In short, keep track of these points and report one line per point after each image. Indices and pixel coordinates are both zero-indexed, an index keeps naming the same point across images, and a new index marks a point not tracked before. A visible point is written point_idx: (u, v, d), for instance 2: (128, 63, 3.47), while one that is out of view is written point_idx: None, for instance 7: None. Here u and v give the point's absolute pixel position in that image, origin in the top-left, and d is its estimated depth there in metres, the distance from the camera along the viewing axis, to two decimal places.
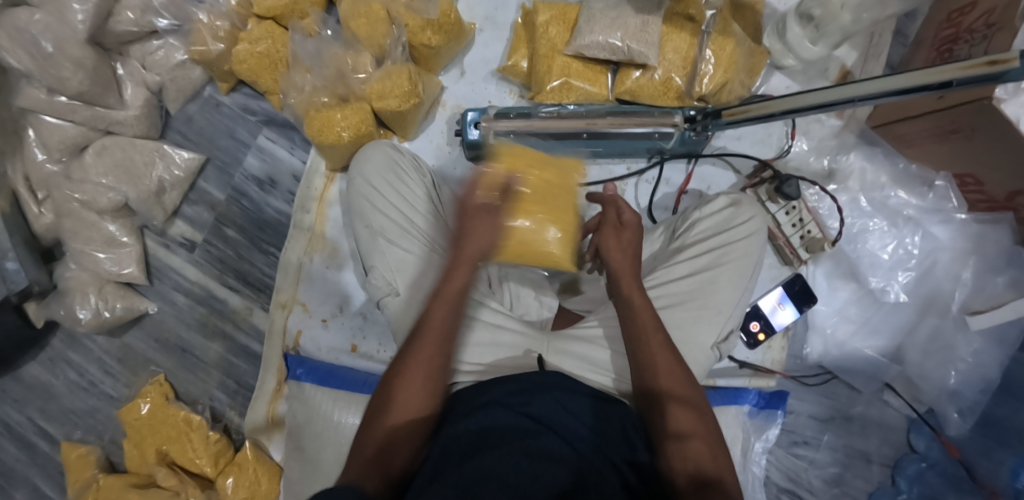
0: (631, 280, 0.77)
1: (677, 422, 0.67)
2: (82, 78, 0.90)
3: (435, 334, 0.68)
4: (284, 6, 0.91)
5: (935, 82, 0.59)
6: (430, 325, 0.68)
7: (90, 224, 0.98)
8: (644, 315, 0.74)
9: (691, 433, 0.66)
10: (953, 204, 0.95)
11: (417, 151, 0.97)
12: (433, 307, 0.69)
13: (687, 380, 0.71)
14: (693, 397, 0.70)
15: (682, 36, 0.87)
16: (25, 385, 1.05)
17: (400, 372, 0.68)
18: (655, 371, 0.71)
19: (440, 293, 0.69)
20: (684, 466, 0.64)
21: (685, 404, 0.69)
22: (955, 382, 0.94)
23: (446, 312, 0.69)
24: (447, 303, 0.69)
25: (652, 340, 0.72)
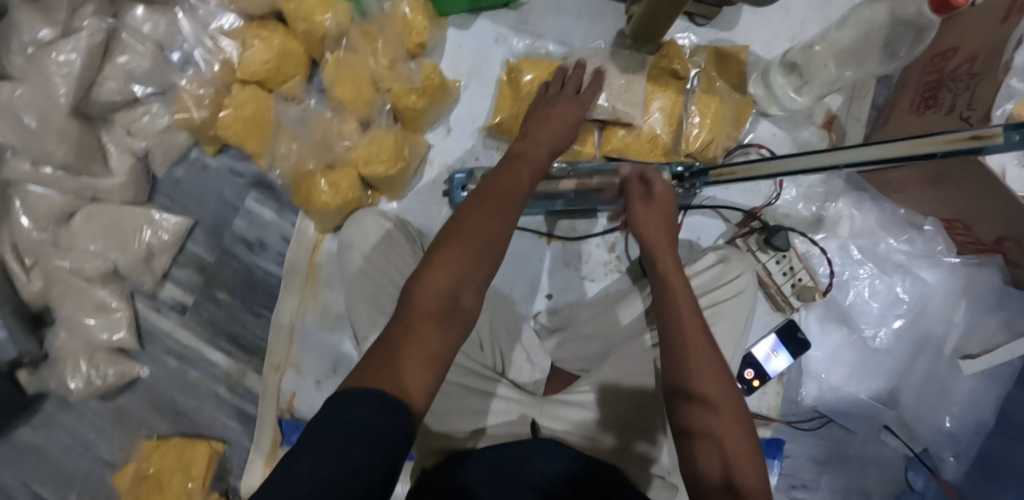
0: (666, 255, 0.73)
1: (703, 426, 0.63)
2: (67, 151, 0.90)
3: (507, 198, 0.62)
4: (268, 70, 0.91)
5: (918, 153, 0.58)
6: (512, 189, 0.63)
7: (79, 291, 0.97)
8: (678, 292, 0.71)
9: (720, 437, 0.62)
10: (941, 247, 0.95)
11: (404, 211, 0.97)
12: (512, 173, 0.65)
13: (716, 373, 0.65)
14: (728, 396, 0.64)
15: (667, 92, 0.90)
16: (16, 450, 1.03)
17: (475, 202, 0.61)
18: (684, 356, 0.66)
19: (536, 152, 0.70)
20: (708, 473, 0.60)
21: (709, 407, 0.63)
22: (949, 424, 0.95)
23: (509, 202, 0.62)
24: (513, 191, 0.63)
25: (687, 323, 0.68)
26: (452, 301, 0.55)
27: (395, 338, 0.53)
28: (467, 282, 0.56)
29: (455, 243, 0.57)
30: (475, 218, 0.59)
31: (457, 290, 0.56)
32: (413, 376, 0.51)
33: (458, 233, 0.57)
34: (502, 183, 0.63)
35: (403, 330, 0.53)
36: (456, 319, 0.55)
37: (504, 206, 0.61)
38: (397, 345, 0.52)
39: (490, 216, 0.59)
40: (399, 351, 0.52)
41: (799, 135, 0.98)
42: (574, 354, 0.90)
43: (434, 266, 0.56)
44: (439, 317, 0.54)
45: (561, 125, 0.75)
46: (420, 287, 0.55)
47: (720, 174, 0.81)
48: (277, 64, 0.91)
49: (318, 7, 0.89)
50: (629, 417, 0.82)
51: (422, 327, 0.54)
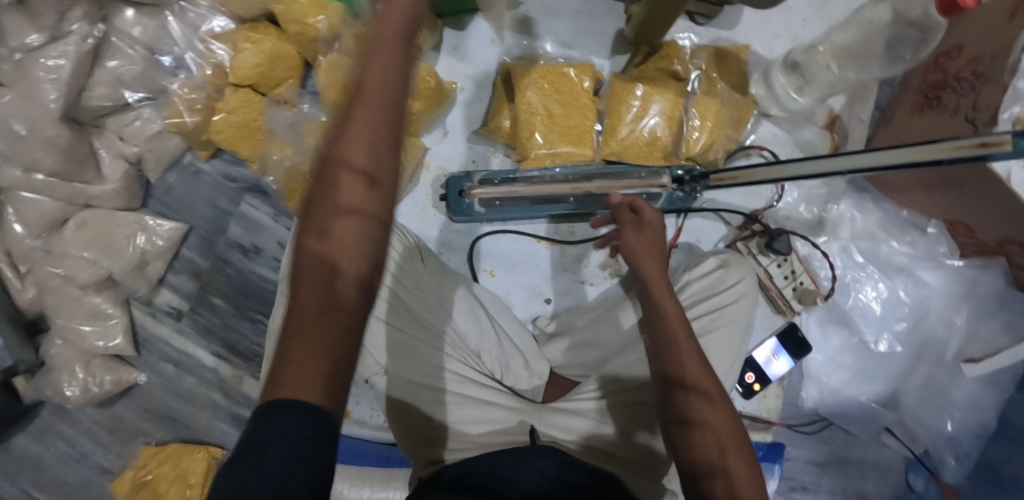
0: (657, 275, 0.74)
1: (700, 418, 0.64)
2: (56, 157, 0.88)
3: (369, 122, 0.48)
4: (258, 73, 0.90)
5: (923, 160, 0.56)
6: (377, 112, 0.49)
7: (73, 299, 0.96)
8: (672, 319, 0.70)
9: (712, 431, 0.63)
10: (943, 250, 0.94)
11: (400, 216, 0.96)
12: (373, 77, 0.50)
13: (706, 370, 0.67)
14: (720, 395, 0.66)
15: (666, 95, 0.87)
16: (14, 458, 1.03)
17: (339, 137, 0.48)
18: (675, 358, 0.68)
19: (388, 24, 0.51)
20: (704, 467, 0.62)
21: (704, 396, 0.65)
22: (950, 428, 0.95)
23: (391, 75, 0.50)
24: (381, 89, 0.49)
25: (677, 331, 0.69)
26: (335, 290, 0.46)
27: (287, 343, 0.45)
28: (352, 254, 0.47)
29: (321, 210, 0.48)
30: (341, 177, 0.47)
31: (336, 274, 0.46)
32: (314, 389, 0.43)
33: (319, 207, 0.48)
34: (353, 106, 0.49)
35: (295, 332, 0.45)
36: (344, 308, 0.46)
37: (372, 128, 0.48)
38: (294, 351, 0.44)
39: (360, 161, 0.48)
40: (293, 359, 0.43)
41: (800, 136, 0.97)
42: (572, 361, 0.90)
43: (309, 248, 0.47)
44: (327, 309, 0.45)
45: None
46: (300, 283, 0.46)
47: (720, 179, 0.79)
48: (268, 67, 0.91)
49: (308, 9, 0.88)
50: (624, 424, 0.80)
51: (309, 325, 0.45)
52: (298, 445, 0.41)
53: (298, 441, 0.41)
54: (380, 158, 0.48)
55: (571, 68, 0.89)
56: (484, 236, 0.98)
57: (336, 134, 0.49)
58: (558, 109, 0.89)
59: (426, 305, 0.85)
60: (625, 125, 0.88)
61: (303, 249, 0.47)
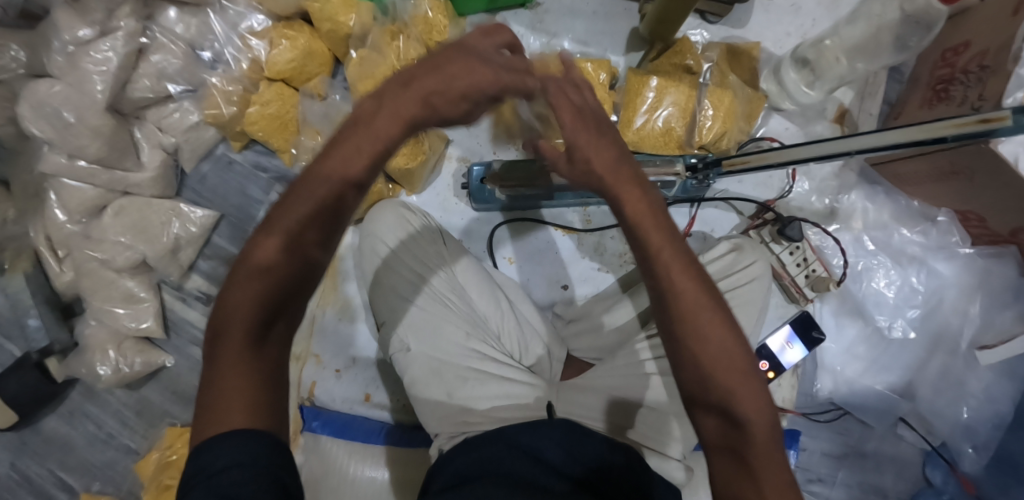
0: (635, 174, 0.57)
1: (715, 362, 0.54)
2: (100, 145, 0.93)
3: (315, 193, 0.50)
4: (293, 69, 0.96)
5: (933, 137, 0.60)
6: (323, 183, 0.50)
7: (108, 282, 1.00)
8: (673, 274, 0.55)
9: (728, 379, 0.54)
10: (956, 239, 0.95)
11: (423, 205, 1.00)
12: (326, 151, 0.50)
13: (731, 368, 0.54)
14: (729, 331, 0.55)
15: (681, 88, 0.90)
16: (43, 439, 1.07)
17: (304, 186, 0.50)
18: (687, 361, 0.55)
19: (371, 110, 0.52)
20: (711, 419, 0.55)
21: (721, 411, 0.55)
22: (967, 416, 0.94)
23: (367, 147, 0.51)
24: (336, 159, 0.50)
25: (686, 322, 0.55)
26: (262, 334, 0.49)
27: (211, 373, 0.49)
28: (276, 272, 0.49)
29: (270, 238, 0.49)
30: (276, 236, 0.49)
31: (259, 316, 0.49)
32: (241, 407, 0.47)
33: (265, 236, 0.50)
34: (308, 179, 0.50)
35: (218, 366, 0.48)
36: (266, 347, 0.49)
37: (318, 198, 0.50)
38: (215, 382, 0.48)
39: (297, 226, 0.50)
40: (216, 386, 0.48)
41: (811, 130, 0.99)
42: (589, 345, 0.92)
43: (247, 275, 0.49)
44: (251, 343, 0.49)
45: (428, 67, 0.53)
46: (223, 323, 0.49)
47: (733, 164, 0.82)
48: (301, 63, 0.96)
49: (341, 8, 0.93)
50: (642, 399, 0.83)
51: (234, 357, 0.48)
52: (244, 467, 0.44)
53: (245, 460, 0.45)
54: (319, 227, 0.50)
55: (589, 63, 0.94)
56: (502, 225, 1.01)
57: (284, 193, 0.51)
58: None
59: (449, 285, 0.89)
60: (645, 113, 0.91)
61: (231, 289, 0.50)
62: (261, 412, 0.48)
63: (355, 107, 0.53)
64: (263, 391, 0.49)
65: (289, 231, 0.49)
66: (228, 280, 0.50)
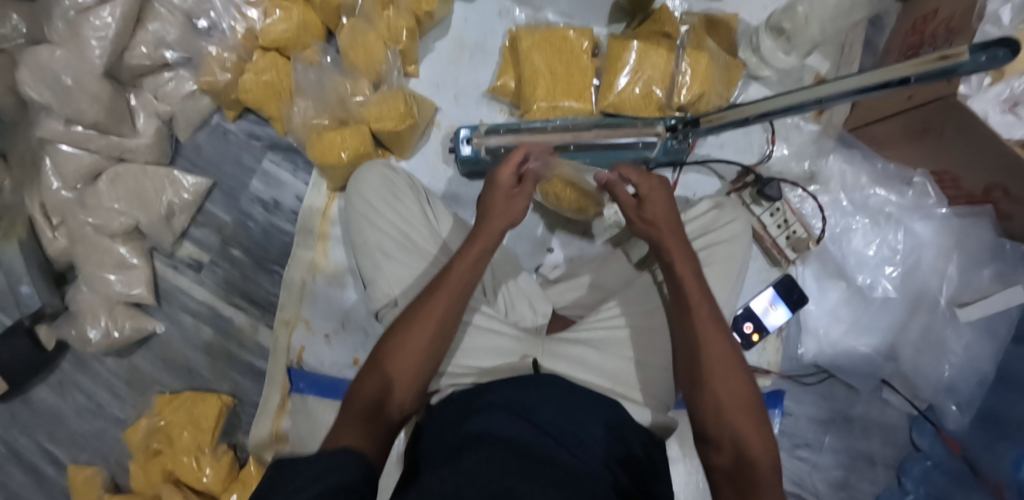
0: (676, 250, 0.75)
1: (724, 394, 0.66)
2: (98, 110, 0.95)
3: (436, 312, 0.71)
4: (287, 38, 0.99)
5: (893, 79, 0.59)
6: (442, 301, 0.72)
7: (101, 248, 1.01)
8: (710, 333, 0.69)
9: (732, 413, 0.66)
10: (932, 200, 0.97)
11: (412, 170, 1.03)
12: (448, 281, 0.73)
13: (739, 397, 0.66)
14: (737, 373, 0.68)
15: (659, 53, 0.92)
16: (33, 409, 1.07)
17: (428, 301, 0.72)
18: (705, 392, 0.67)
19: (469, 250, 0.76)
20: (716, 442, 0.65)
21: (724, 440, 0.65)
22: (948, 375, 0.95)
23: (462, 278, 0.74)
24: (453, 289, 0.73)
25: (711, 361, 0.68)
26: (379, 409, 0.66)
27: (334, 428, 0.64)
28: (403, 360, 0.69)
29: (402, 334, 0.70)
30: (408, 343, 0.70)
31: (384, 397, 0.67)
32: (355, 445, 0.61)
33: (396, 337, 0.70)
34: (432, 298, 0.72)
35: (342, 423, 0.64)
36: (383, 419, 0.65)
37: (441, 315, 0.71)
38: (336, 435, 0.63)
39: (427, 337, 0.70)
40: (336, 435, 0.63)
41: None
42: (574, 302, 0.94)
43: (376, 363, 0.69)
44: (368, 414, 0.65)
45: (504, 218, 0.78)
46: (353, 399, 0.67)
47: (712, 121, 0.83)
48: (296, 34, 0.99)
49: None
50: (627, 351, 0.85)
51: (356, 421, 0.64)
52: (351, 469, 0.53)
53: (349, 465, 0.54)
54: (436, 341, 0.71)
55: (571, 31, 0.96)
56: None
57: (407, 311, 0.72)
58: (560, 68, 0.96)
59: (436, 246, 0.89)
60: (631, 75, 0.93)
61: (363, 376, 0.69)
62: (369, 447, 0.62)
63: (463, 247, 0.76)
64: (370, 444, 0.62)
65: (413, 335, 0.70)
66: (362, 371, 0.70)
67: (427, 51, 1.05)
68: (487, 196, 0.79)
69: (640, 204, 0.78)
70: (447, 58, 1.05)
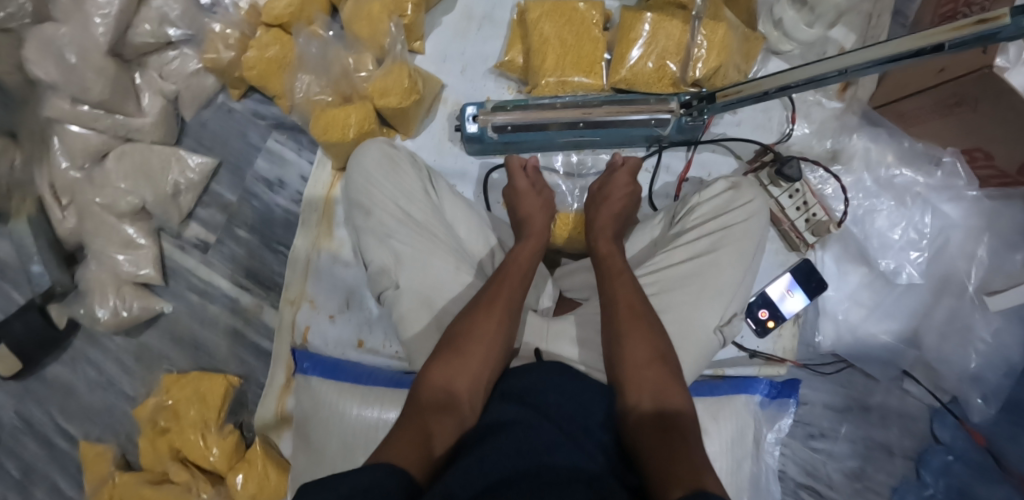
0: (605, 232, 0.85)
1: (639, 353, 0.72)
2: (103, 87, 0.95)
3: (501, 302, 0.76)
4: (290, 13, 0.98)
5: (927, 46, 0.54)
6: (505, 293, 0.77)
7: (109, 226, 1.02)
8: (624, 288, 0.77)
9: (648, 367, 0.71)
10: (963, 181, 0.92)
11: (418, 148, 1.01)
12: (510, 274, 0.79)
13: (652, 349, 0.72)
14: (651, 330, 0.73)
15: (672, 23, 0.91)
16: (48, 386, 1.09)
17: (490, 295, 0.77)
18: (620, 345, 0.73)
19: (525, 247, 0.84)
20: (636, 393, 0.69)
21: (651, 387, 0.69)
22: (976, 365, 0.91)
23: (522, 275, 0.80)
24: (513, 284, 0.78)
25: (621, 310, 0.75)
26: (448, 403, 0.68)
27: (406, 416, 0.67)
28: (459, 357, 0.71)
29: (460, 324, 0.75)
30: (469, 330, 0.73)
31: (451, 391, 0.69)
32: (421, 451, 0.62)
33: (450, 339, 0.74)
34: (494, 296, 0.76)
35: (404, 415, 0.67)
36: (450, 416, 0.67)
37: (505, 305, 0.76)
38: (404, 423, 0.65)
39: (491, 328, 0.74)
40: (404, 426, 0.65)
41: None
42: (581, 284, 0.91)
43: (437, 365, 0.71)
44: (440, 407, 0.67)
45: (539, 217, 0.89)
46: (423, 388, 0.69)
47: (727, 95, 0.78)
48: (299, 7, 0.97)
49: None
50: None
51: (419, 417, 0.66)
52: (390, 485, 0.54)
53: (393, 483, 0.54)
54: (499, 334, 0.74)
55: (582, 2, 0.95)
56: (497, 168, 1.00)
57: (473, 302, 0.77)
58: (570, 39, 0.94)
59: (437, 222, 0.88)
60: (643, 47, 0.92)
61: (435, 362, 0.71)
62: (422, 453, 0.61)
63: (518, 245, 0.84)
64: (426, 446, 0.63)
65: (486, 321, 0.74)
66: (431, 361, 0.72)
67: (434, 25, 1.03)
68: (518, 199, 0.90)
69: (602, 188, 0.91)
70: (454, 31, 1.03)
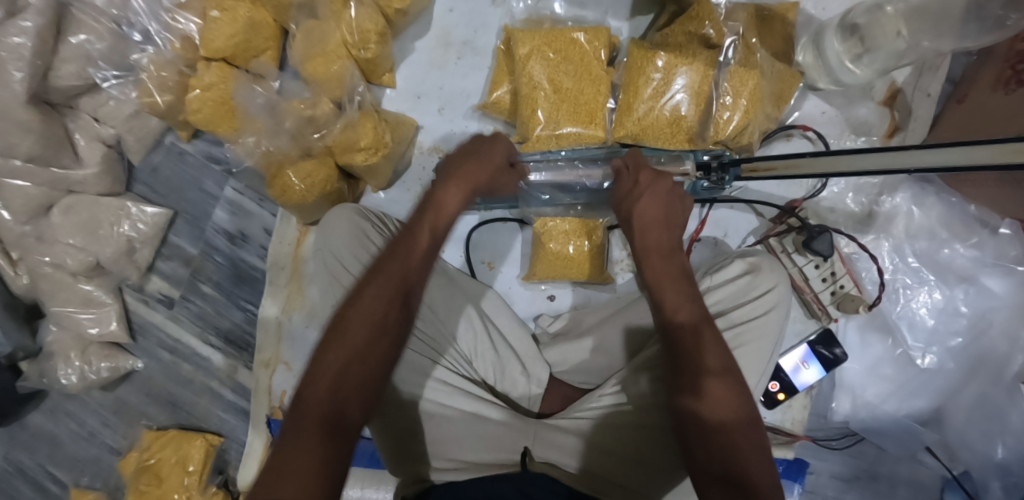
0: (654, 234, 0.66)
1: (711, 401, 0.57)
2: (31, 143, 0.84)
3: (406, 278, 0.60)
4: (235, 47, 0.83)
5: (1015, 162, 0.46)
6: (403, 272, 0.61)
7: (65, 286, 0.93)
8: (670, 291, 0.64)
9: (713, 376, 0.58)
10: (1015, 254, 0.82)
11: (392, 201, 0.91)
12: (412, 248, 0.62)
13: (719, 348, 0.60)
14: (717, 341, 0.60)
15: (694, 65, 0.76)
16: (30, 435, 1.03)
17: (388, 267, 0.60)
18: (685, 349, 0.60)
19: (445, 204, 0.66)
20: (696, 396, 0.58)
21: (716, 379, 0.58)
22: (1002, 455, 0.82)
23: (429, 241, 0.64)
24: (418, 256, 0.62)
25: (668, 285, 0.64)
26: (337, 415, 0.52)
27: (284, 443, 0.49)
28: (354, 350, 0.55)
29: (356, 306, 0.58)
30: (367, 310, 0.57)
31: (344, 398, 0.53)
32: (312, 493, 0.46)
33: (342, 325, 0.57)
34: (389, 268, 0.60)
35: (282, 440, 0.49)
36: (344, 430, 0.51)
37: (401, 282, 0.60)
38: (282, 454, 0.48)
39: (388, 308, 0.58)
40: (282, 458, 0.48)
41: (853, 113, 0.84)
42: (575, 367, 0.83)
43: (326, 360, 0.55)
44: (329, 424, 0.51)
45: (484, 174, 0.69)
46: (307, 396, 0.52)
47: (755, 169, 0.69)
48: (244, 39, 0.82)
49: None
50: (632, 450, 0.71)
51: (304, 440, 0.49)
52: None
53: None
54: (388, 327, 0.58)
55: (582, 33, 0.79)
56: (480, 225, 0.94)
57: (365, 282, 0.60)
58: (568, 81, 0.79)
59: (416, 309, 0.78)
60: (648, 101, 0.77)
61: (319, 364, 0.55)
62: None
63: (426, 200, 0.66)
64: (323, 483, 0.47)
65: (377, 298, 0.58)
66: (319, 353, 0.56)
67: (405, 54, 0.90)
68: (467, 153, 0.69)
69: (628, 196, 0.69)
70: (430, 61, 0.90)
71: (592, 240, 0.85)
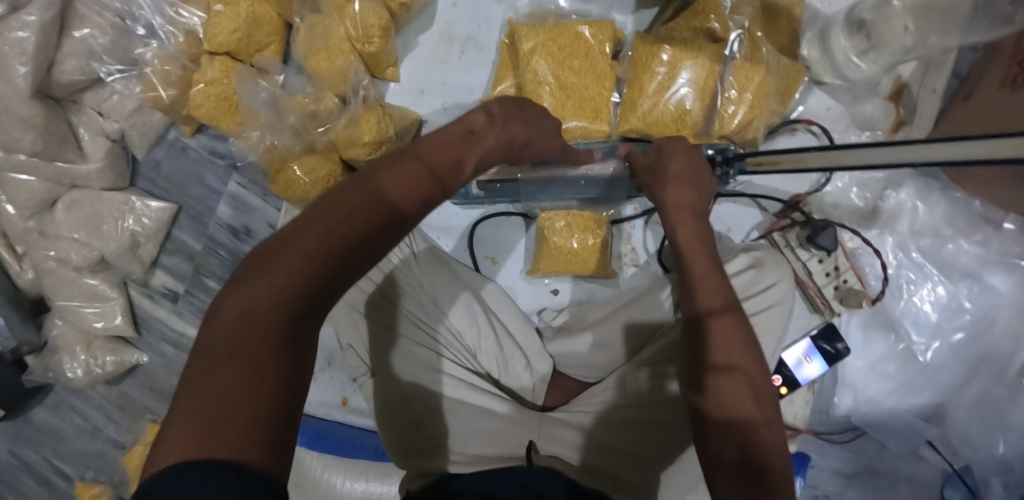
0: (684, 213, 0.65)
1: (714, 392, 0.55)
2: (34, 138, 0.84)
3: (407, 190, 0.46)
4: (238, 41, 0.82)
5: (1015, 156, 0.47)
6: (412, 181, 0.46)
7: (70, 281, 0.93)
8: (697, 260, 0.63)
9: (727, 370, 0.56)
10: (1019, 251, 0.82)
11: None
12: (430, 158, 0.48)
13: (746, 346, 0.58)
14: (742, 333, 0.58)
15: (700, 60, 0.75)
16: (36, 429, 1.04)
17: (391, 174, 0.46)
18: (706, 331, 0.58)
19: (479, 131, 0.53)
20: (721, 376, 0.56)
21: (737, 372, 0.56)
22: (1003, 450, 0.83)
23: (448, 161, 0.50)
24: (432, 171, 0.48)
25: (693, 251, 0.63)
26: (288, 340, 0.41)
27: (214, 349, 0.39)
28: (312, 261, 0.42)
29: (337, 207, 0.44)
30: (343, 218, 0.43)
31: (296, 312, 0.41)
32: (236, 422, 0.37)
33: (312, 224, 0.43)
34: (390, 173, 0.46)
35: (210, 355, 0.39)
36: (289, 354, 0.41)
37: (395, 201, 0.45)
38: (216, 370, 0.39)
39: (370, 221, 0.44)
40: (215, 380, 0.38)
41: (858, 109, 0.84)
42: (579, 362, 0.83)
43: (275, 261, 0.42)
44: (282, 345, 0.41)
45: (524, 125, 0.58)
46: (252, 295, 0.41)
47: (759, 163, 0.68)
48: (247, 33, 0.82)
49: None
50: (634, 445, 0.71)
51: (239, 353, 0.39)
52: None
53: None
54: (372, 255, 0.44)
55: (587, 28, 0.79)
56: (485, 220, 0.94)
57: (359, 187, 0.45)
58: (573, 76, 0.79)
59: (419, 301, 0.79)
60: (653, 97, 0.77)
61: (263, 269, 0.41)
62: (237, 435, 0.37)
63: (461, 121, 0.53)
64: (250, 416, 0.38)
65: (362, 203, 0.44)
66: (275, 250, 0.42)
67: (408, 49, 0.90)
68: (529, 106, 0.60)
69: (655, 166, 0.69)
70: (433, 56, 0.89)
71: (597, 235, 0.86)
